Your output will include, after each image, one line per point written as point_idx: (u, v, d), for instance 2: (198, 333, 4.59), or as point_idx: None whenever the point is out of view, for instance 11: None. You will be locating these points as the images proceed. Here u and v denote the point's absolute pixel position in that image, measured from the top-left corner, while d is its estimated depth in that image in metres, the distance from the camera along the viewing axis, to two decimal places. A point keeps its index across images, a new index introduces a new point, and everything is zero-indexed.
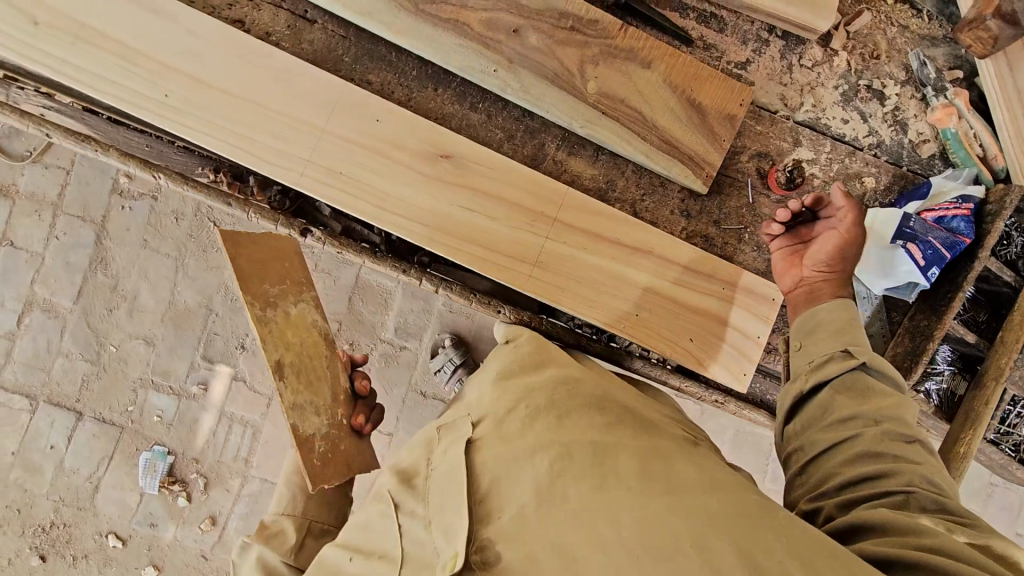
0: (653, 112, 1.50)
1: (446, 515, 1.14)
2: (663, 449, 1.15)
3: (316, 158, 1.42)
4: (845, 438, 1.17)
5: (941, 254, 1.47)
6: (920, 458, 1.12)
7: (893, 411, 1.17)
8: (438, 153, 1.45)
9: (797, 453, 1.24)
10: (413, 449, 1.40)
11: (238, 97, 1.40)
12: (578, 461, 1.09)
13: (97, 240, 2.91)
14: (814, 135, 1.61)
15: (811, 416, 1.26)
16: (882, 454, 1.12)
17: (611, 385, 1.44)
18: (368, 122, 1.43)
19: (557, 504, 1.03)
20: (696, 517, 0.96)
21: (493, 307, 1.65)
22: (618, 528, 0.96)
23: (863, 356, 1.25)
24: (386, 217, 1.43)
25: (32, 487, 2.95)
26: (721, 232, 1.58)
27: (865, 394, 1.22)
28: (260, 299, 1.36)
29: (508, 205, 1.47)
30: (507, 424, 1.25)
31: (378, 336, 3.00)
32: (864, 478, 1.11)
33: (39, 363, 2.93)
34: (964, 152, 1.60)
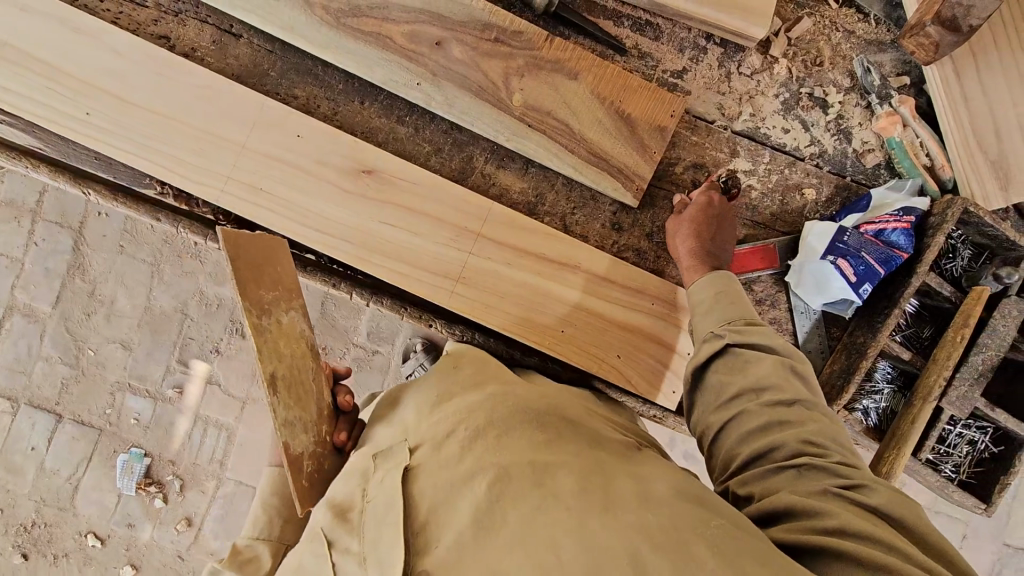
0: (582, 125, 1.47)
1: (380, 553, 1.09)
2: (604, 461, 1.10)
3: (235, 174, 1.42)
4: (730, 417, 1.17)
5: (875, 271, 1.43)
6: (801, 417, 1.12)
7: (770, 376, 1.16)
8: (360, 169, 1.44)
9: (702, 439, 1.24)
10: (349, 477, 1.31)
11: (164, 116, 1.40)
12: (515, 484, 1.04)
13: (75, 246, 2.78)
14: (753, 145, 1.57)
15: (705, 402, 1.24)
16: (767, 425, 1.13)
17: (555, 395, 1.37)
18: (290, 137, 1.42)
19: (498, 533, 0.99)
20: (638, 546, 0.89)
21: (424, 321, 1.66)
22: (560, 554, 0.91)
23: (725, 337, 1.24)
24: (307, 233, 1.43)
25: (12, 487, 2.83)
26: (654, 245, 1.56)
27: (743, 367, 1.20)
28: (257, 308, 1.23)
29: (432, 220, 1.46)
30: (447, 447, 1.19)
31: (350, 340, 2.93)
32: (758, 454, 1.11)
33: (20, 367, 2.82)
34: (909, 161, 1.54)
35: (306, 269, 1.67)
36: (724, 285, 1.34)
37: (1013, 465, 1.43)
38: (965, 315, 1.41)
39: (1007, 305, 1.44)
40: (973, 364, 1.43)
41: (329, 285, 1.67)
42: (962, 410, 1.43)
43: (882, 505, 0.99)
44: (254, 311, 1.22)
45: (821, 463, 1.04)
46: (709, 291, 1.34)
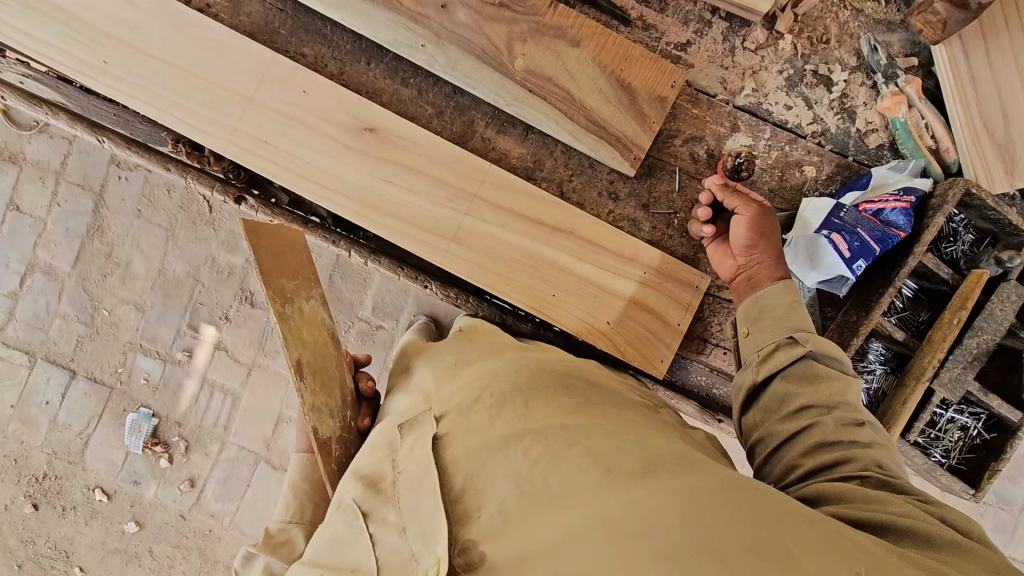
0: (582, 92, 1.49)
1: (421, 521, 1.03)
2: (640, 429, 1.09)
3: (241, 126, 1.46)
4: (797, 431, 1.13)
5: (870, 247, 1.42)
6: (870, 439, 1.09)
7: (842, 396, 1.14)
8: (362, 126, 1.47)
9: (759, 446, 1.19)
10: (374, 449, 1.25)
11: (180, 69, 1.45)
12: (554, 444, 1.01)
13: (95, 208, 2.84)
14: (754, 121, 1.57)
15: (767, 407, 1.21)
16: (836, 442, 1.09)
17: (574, 361, 1.39)
18: (295, 93, 1.46)
19: (542, 492, 0.94)
20: (696, 504, 0.83)
21: (421, 282, 1.71)
22: (610, 513, 0.85)
23: (805, 344, 1.21)
24: (308, 187, 1.47)
25: (27, 439, 2.92)
26: (649, 216, 1.57)
27: (815, 381, 1.18)
28: (280, 296, 1.32)
29: (431, 179, 1.48)
30: (474, 412, 1.16)
31: (355, 313, 2.86)
32: (823, 467, 1.06)
33: (39, 323, 2.89)
34: (912, 143, 1.53)
35: (308, 226, 1.74)
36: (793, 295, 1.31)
37: (1003, 452, 1.40)
38: (961, 297, 1.39)
39: (1006, 289, 1.40)
40: (968, 347, 1.39)
41: (328, 243, 1.73)
42: (953, 393, 1.39)
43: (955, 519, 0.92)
44: (278, 299, 1.30)
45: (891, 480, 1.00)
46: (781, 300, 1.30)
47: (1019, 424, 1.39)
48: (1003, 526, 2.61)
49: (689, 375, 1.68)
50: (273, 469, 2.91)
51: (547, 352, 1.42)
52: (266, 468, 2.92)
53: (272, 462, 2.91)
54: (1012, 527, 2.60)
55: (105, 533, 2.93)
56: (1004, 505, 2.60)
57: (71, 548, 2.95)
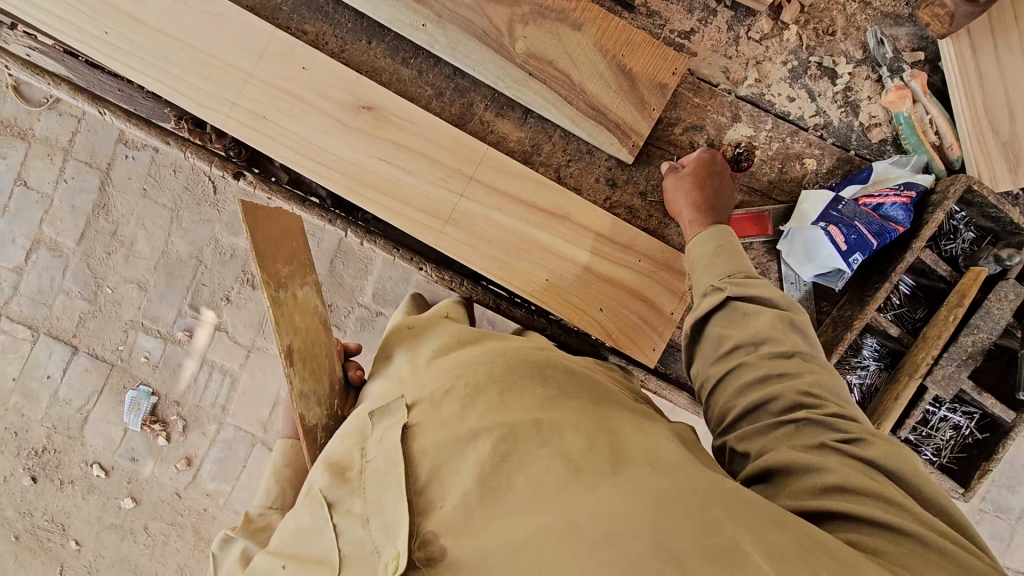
0: (582, 76, 1.48)
1: (385, 510, 0.99)
2: (617, 425, 1.06)
3: (240, 100, 1.46)
4: (728, 372, 1.12)
5: (867, 241, 1.41)
6: (801, 370, 1.06)
7: (771, 331, 1.10)
8: (361, 105, 1.47)
9: (702, 391, 1.19)
10: (346, 437, 1.24)
11: (182, 42, 1.46)
12: (522, 442, 0.98)
13: (101, 186, 2.86)
14: (755, 111, 1.56)
15: (705, 352, 1.19)
16: (767, 380, 1.06)
17: (554, 349, 1.40)
18: (294, 69, 1.47)
19: (506, 492, 0.92)
20: (666, 511, 0.83)
21: (416, 264, 1.72)
22: (573, 516, 0.84)
23: (726, 290, 1.19)
24: (305, 163, 1.47)
25: (28, 412, 2.96)
26: (646, 204, 1.56)
27: (743, 319, 1.15)
28: (275, 280, 1.33)
29: (427, 159, 1.48)
30: (446, 403, 1.12)
31: (355, 299, 2.86)
32: (754, 408, 1.06)
33: (42, 298, 2.92)
34: (916, 138, 1.50)
35: (306, 204, 1.75)
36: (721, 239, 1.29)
37: (995, 452, 1.38)
38: (959, 294, 1.37)
39: (1004, 287, 1.38)
40: (963, 345, 1.37)
41: (325, 222, 1.74)
42: (946, 391, 1.36)
43: (880, 458, 0.93)
44: (273, 284, 1.32)
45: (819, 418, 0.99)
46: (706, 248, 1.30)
47: (1013, 424, 1.36)
48: (1000, 535, 2.58)
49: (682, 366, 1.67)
50: (268, 451, 2.92)
51: (526, 340, 1.41)
52: (262, 450, 2.93)
53: (268, 445, 2.92)
54: (1008, 536, 2.56)
55: (101, 508, 2.96)
56: (1002, 514, 2.57)
57: (67, 521, 2.97)
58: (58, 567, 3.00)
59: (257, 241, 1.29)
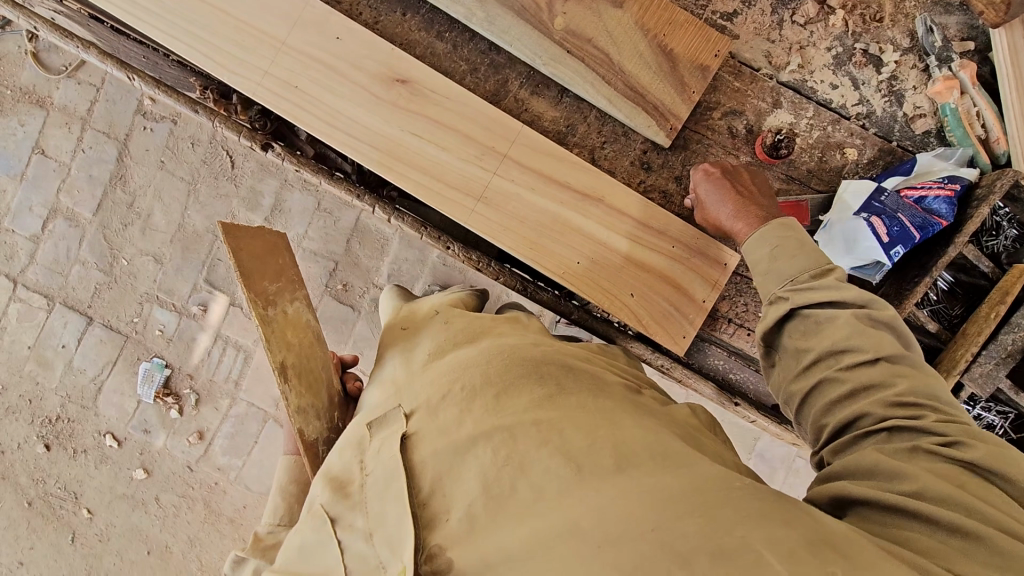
0: (621, 55, 1.44)
1: (387, 526, 1.03)
2: (617, 419, 1.04)
3: (272, 70, 1.44)
4: (810, 388, 1.05)
5: (909, 234, 1.38)
6: (893, 378, 0.98)
7: (851, 338, 1.02)
8: (394, 77, 1.45)
9: (785, 407, 1.12)
10: (343, 448, 1.24)
11: (214, 8, 1.43)
12: (521, 445, 0.99)
13: (119, 157, 2.85)
14: (797, 98, 1.52)
15: (782, 364, 1.12)
16: (853, 393, 0.99)
17: (553, 344, 1.35)
18: (328, 39, 1.44)
19: (510, 496, 0.94)
20: (665, 509, 0.82)
21: (443, 243, 1.70)
22: (577, 521, 0.86)
23: (792, 299, 1.11)
24: (336, 135, 1.44)
25: (42, 380, 2.97)
26: (681, 189, 1.53)
27: (818, 330, 1.07)
28: (263, 299, 1.35)
29: (459, 135, 1.46)
30: (442, 411, 1.13)
31: (371, 280, 2.84)
32: (846, 423, 0.99)
33: (59, 268, 2.92)
34: (962, 130, 1.46)
35: (333, 178, 1.73)
36: (778, 237, 1.22)
37: None
38: (1001, 292, 1.34)
39: None
40: (1003, 343, 1.34)
41: (352, 196, 1.72)
42: (983, 389, 1.35)
43: (984, 461, 0.85)
44: (261, 302, 1.34)
45: (918, 425, 0.91)
46: (761, 254, 1.23)
47: None
48: None
49: (706, 358, 1.66)
50: (281, 427, 2.93)
51: (522, 335, 1.37)
52: (273, 427, 2.94)
53: (280, 422, 2.92)
54: None
55: (113, 478, 2.98)
56: None
57: (80, 490, 2.99)
58: (70, 534, 3.03)
59: (241, 259, 1.32)
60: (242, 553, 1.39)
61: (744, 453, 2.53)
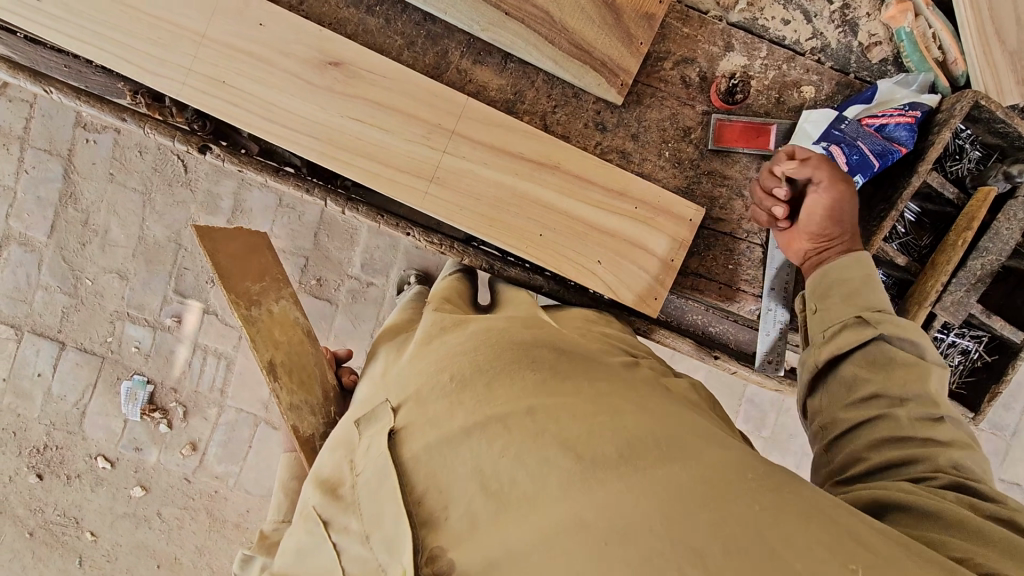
0: (563, 12, 1.37)
1: (384, 527, 0.99)
2: (613, 401, 1.02)
3: (196, 65, 1.35)
4: (864, 421, 1.09)
5: (868, 162, 1.35)
6: (950, 437, 1.03)
7: (920, 388, 1.07)
8: (328, 61, 1.37)
9: (823, 431, 1.16)
10: (334, 450, 1.24)
11: (129, 6, 1.33)
12: (519, 435, 0.97)
13: (66, 174, 2.72)
14: (749, 38, 1.46)
15: (834, 393, 1.17)
16: (910, 437, 1.04)
17: (544, 325, 1.31)
18: (252, 26, 1.35)
19: (509, 493, 0.90)
20: (675, 499, 0.81)
21: (402, 230, 1.65)
22: (581, 515, 0.82)
23: (876, 327, 1.15)
24: (273, 129, 1.37)
25: (23, 411, 2.90)
26: (639, 147, 1.48)
27: (888, 365, 1.11)
28: (246, 298, 1.37)
29: (402, 115, 1.39)
30: (431, 401, 1.11)
31: (344, 271, 2.78)
32: (890, 464, 1.03)
33: (21, 296, 2.82)
34: (918, 55, 1.42)
35: (279, 174, 1.65)
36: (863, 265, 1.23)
37: (1004, 373, 1.38)
38: (968, 218, 1.32)
39: (1014, 206, 1.33)
40: (971, 269, 1.34)
41: (301, 191, 1.65)
42: (955, 317, 1.34)
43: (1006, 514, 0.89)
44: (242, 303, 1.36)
45: (968, 483, 0.96)
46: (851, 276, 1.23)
47: (1021, 344, 1.35)
48: (995, 451, 2.61)
49: (684, 313, 1.65)
50: (274, 429, 2.90)
51: (510, 318, 1.33)
52: (266, 430, 2.91)
53: (272, 424, 2.90)
54: (1003, 455, 2.60)
55: (112, 498, 2.95)
56: (998, 431, 2.59)
57: (80, 514, 2.97)
58: (76, 558, 3.02)
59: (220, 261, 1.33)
60: (248, 551, 1.37)
61: (735, 401, 2.56)
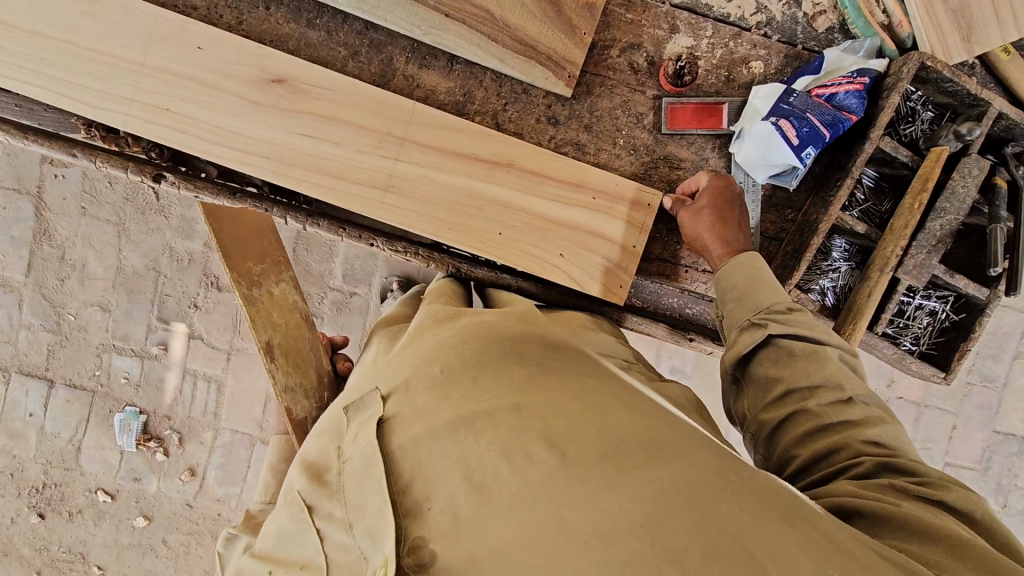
0: (503, 9, 1.36)
1: (369, 516, 0.95)
2: (594, 398, 0.99)
3: (139, 95, 1.34)
4: (784, 418, 1.12)
5: (819, 133, 1.34)
6: (862, 415, 1.08)
7: (822, 375, 1.11)
8: (268, 78, 1.36)
9: (754, 435, 1.18)
10: (322, 437, 1.23)
11: (67, 40, 1.32)
12: (504, 429, 0.92)
13: (36, 212, 2.70)
14: (693, 18, 1.46)
15: (752, 395, 1.19)
16: (828, 426, 1.08)
17: (537, 322, 1.28)
18: (189, 50, 1.34)
19: (488, 488, 0.85)
20: (661, 501, 0.78)
21: (366, 240, 1.65)
22: (563, 515, 0.78)
23: (767, 327, 1.17)
24: (222, 150, 1.36)
25: (18, 452, 2.89)
26: (594, 137, 1.48)
27: (791, 360, 1.14)
28: None
29: (349, 125, 1.38)
30: (418, 394, 1.08)
31: (326, 284, 2.77)
32: (820, 456, 1.07)
33: (5, 338, 2.80)
34: (863, 20, 1.41)
35: (237, 197, 1.63)
36: (755, 269, 1.25)
37: (972, 331, 1.39)
38: (922, 179, 1.33)
39: (967, 163, 1.33)
40: (931, 230, 1.34)
41: (262, 212, 1.64)
42: (918, 279, 1.34)
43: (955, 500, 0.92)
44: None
45: (889, 462, 1.00)
46: (737, 280, 1.26)
47: (987, 300, 1.36)
48: (988, 403, 2.63)
49: (660, 297, 1.65)
50: None
51: (504, 313, 1.31)
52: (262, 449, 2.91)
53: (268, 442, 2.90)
54: (997, 406, 2.61)
55: (116, 530, 2.95)
56: (989, 383, 2.60)
57: (86, 549, 2.96)
58: None
59: None
60: (232, 532, 1.39)
61: None
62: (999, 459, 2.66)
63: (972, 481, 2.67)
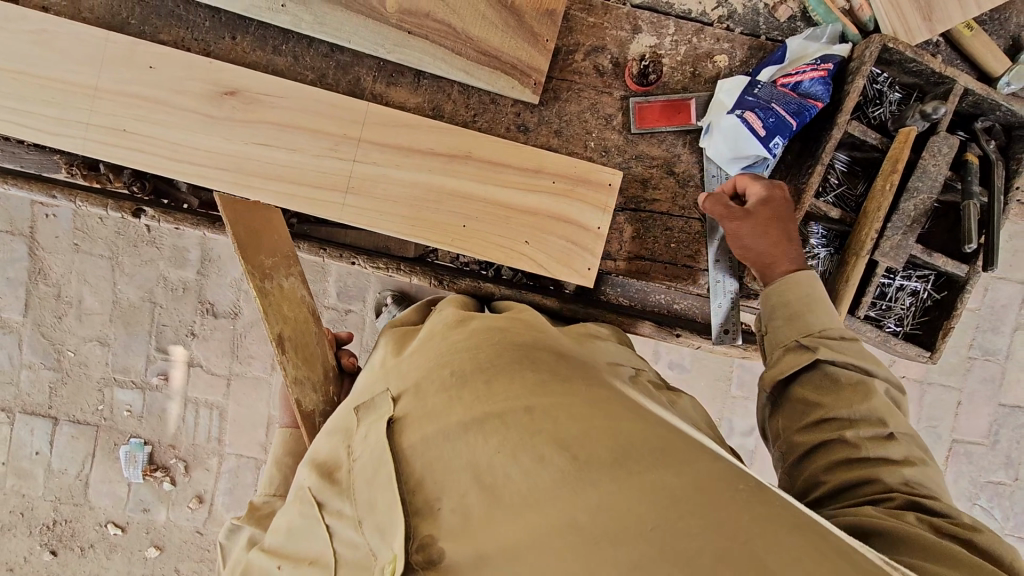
0: (464, 22, 1.38)
1: (377, 512, 0.91)
2: (610, 404, 0.93)
3: (94, 118, 1.36)
4: (819, 444, 1.13)
5: (786, 123, 1.35)
6: (902, 454, 1.08)
7: (866, 408, 1.12)
8: (222, 91, 1.38)
9: (782, 456, 1.19)
10: (333, 434, 1.17)
11: (42, 84, 1.35)
12: (514, 430, 0.87)
13: (30, 252, 2.72)
14: (655, 17, 1.47)
15: (788, 417, 1.20)
16: (863, 458, 1.08)
17: (547, 331, 1.26)
18: (142, 70, 1.36)
19: (497, 491, 0.82)
20: (675, 501, 0.73)
21: (347, 259, 1.66)
22: (573, 517, 0.74)
23: (817, 351, 1.19)
24: (193, 171, 1.38)
25: (28, 491, 2.90)
26: (564, 141, 1.49)
27: (834, 387, 1.16)
28: (260, 272, 1.38)
29: (307, 131, 1.40)
30: (432, 397, 1.02)
31: (320, 303, 2.78)
32: (847, 486, 1.07)
33: (7, 378, 2.82)
34: (823, 7, 1.41)
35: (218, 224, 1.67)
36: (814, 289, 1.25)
37: (954, 308, 1.39)
38: (892, 161, 1.33)
39: (936, 142, 1.33)
40: (904, 211, 1.34)
41: None
42: (896, 261, 1.34)
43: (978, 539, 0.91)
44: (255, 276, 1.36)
45: (921, 502, 1.00)
46: (792, 298, 1.26)
47: (967, 277, 1.37)
48: (991, 377, 2.61)
49: (647, 295, 1.61)
50: None
51: (512, 317, 1.26)
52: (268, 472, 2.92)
53: None
54: (1001, 378, 2.59)
55: (129, 562, 2.95)
56: (990, 356, 2.59)
57: None
58: None
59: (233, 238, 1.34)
60: (236, 523, 1.36)
61: (722, 381, 2.57)
62: (1008, 432, 2.64)
63: (982, 456, 2.65)
